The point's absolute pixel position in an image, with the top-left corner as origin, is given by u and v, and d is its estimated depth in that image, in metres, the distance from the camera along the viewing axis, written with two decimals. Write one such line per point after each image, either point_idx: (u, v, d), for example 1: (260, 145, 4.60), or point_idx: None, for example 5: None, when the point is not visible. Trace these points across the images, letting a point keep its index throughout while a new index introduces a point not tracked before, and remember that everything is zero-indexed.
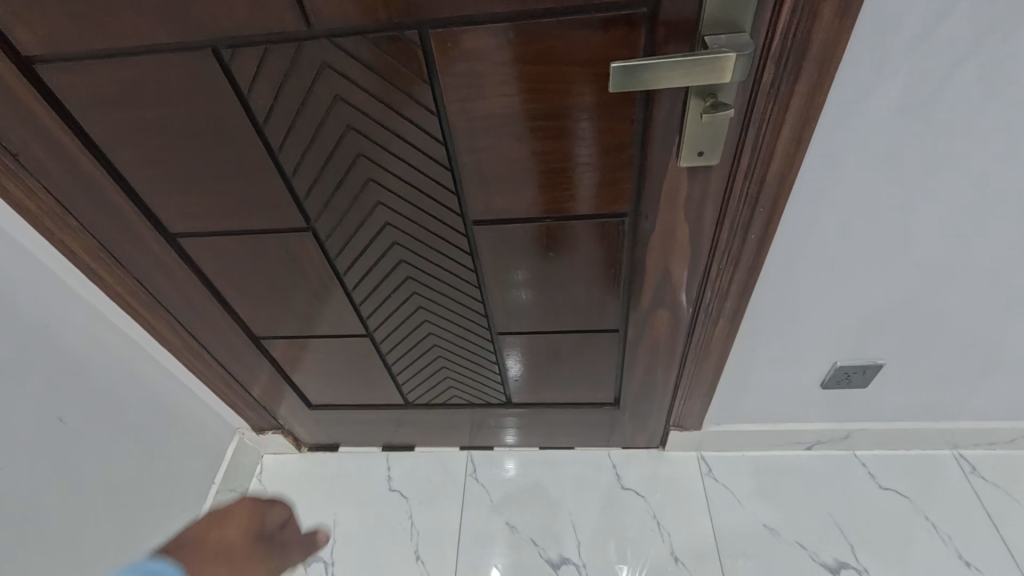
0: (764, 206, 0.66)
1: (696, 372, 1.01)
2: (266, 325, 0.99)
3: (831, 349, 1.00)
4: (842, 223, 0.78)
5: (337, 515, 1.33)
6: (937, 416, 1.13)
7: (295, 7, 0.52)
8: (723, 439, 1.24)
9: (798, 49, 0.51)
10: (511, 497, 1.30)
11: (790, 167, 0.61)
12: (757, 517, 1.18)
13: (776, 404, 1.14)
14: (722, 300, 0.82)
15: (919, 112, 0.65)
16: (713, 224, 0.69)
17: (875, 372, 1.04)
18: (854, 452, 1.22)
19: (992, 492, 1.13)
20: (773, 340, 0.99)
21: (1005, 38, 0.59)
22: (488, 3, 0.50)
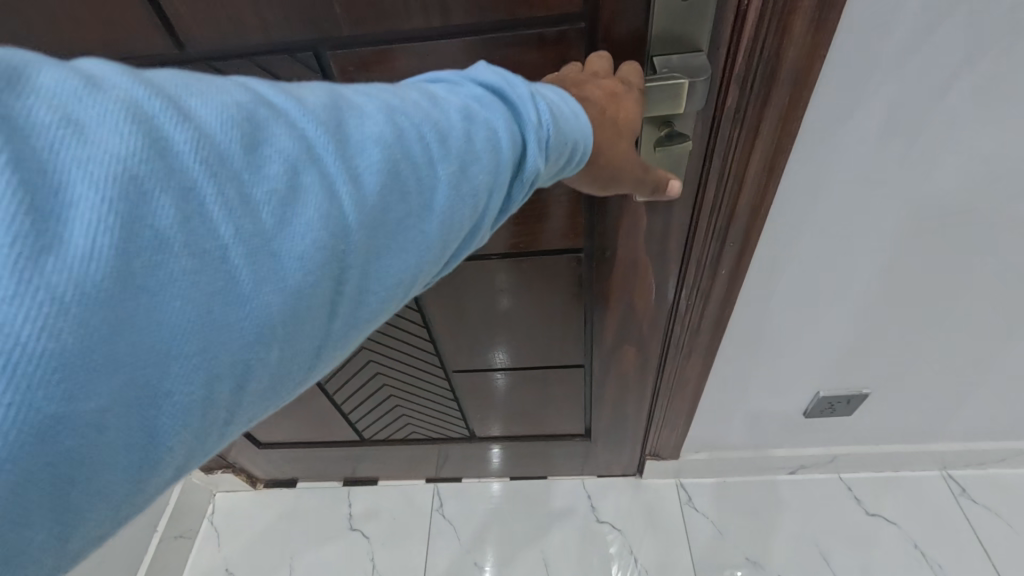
0: (734, 240, 0.58)
1: (671, 404, 0.94)
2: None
3: (813, 374, 0.94)
4: (821, 248, 0.71)
5: (294, 559, 1.23)
6: (925, 438, 1.08)
7: (158, 24, 0.43)
8: (703, 465, 1.17)
9: (766, 70, 0.43)
10: (481, 534, 1.21)
11: (761, 198, 0.54)
12: (739, 548, 1.12)
13: (757, 430, 1.08)
14: (693, 334, 0.75)
15: (906, 133, 0.58)
16: (679, 259, 0.62)
17: (859, 403, 0.99)
18: (839, 475, 1.17)
19: (982, 515, 1.08)
20: (750, 367, 0.93)
21: (1009, 50, 0.51)
22: (392, 20, 0.41)
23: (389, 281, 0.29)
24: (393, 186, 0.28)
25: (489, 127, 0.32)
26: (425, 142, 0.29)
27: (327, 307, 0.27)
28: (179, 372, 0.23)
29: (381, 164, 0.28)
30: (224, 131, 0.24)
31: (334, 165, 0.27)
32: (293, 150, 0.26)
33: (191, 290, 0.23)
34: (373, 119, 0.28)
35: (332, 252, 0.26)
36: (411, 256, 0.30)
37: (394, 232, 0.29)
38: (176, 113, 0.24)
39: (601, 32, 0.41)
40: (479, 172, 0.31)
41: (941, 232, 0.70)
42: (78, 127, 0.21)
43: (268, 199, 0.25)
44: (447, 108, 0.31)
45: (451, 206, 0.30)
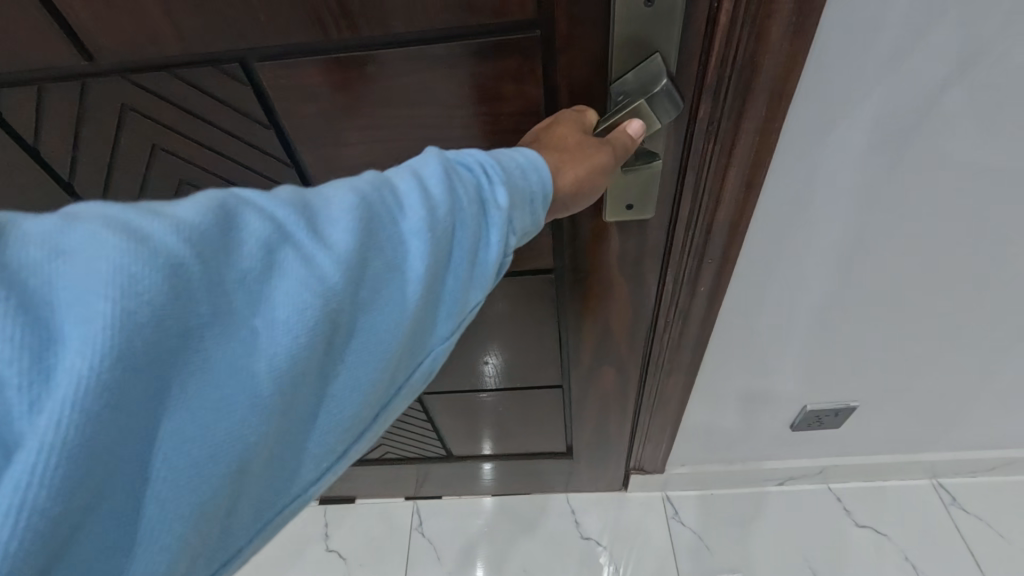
0: (713, 257, 0.55)
1: (653, 420, 0.91)
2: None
3: (799, 387, 0.91)
4: (805, 260, 0.68)
5: None
6: (914, 448, 1.06)
7: (66, 37, 0.39)
8: (690, 478, 1.14)
9: (740, 82, 0.39)
10: (463, 554, 1.17)
11: (741, 214, 0.50)
12: (726, 562, 1.09)
13: (744, 442, 1.05)
14: (675, 352, 0.71)
15: (892, 142, 0.55)
16: (655, 278, 0.58)
17: (847, 415, 0.97)
18: (828, 485, 1.14)
19: (973, 525, 1.07)
20: (735, 380, 0.90)
21: (1008, 52, 0.47)
22: (325, 27, 0.37)
23: (382, 347, 0.29)
24: (368, 251, 0.28)
25: (452, 176, 0.32)
26: (388, 202, 0.30)
27: (319, 372, 0.27)
28: (175, 467, 0.24)
29: (352, 226, 0.28)
30: (202, 225, 0.25)
31: (307, 236, 0.27)
32: (267, 235, 0.26)
33: (184, 378, 0.24)
34: (339, 198, 0.29)
35: (318, 323, 0.26)
36: (402, 308, 0.29)
37: (377, 289, 0.29)
38: (151, 213, 0.24)
39: (560, 41, 0.37)
40: (453, 220, 0.30)
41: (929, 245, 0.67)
42: (58, 249, 0.22)
43: (247, 278, 0.25)
44: (413, 171, 0.32)
45: (432, 256, 0.29)
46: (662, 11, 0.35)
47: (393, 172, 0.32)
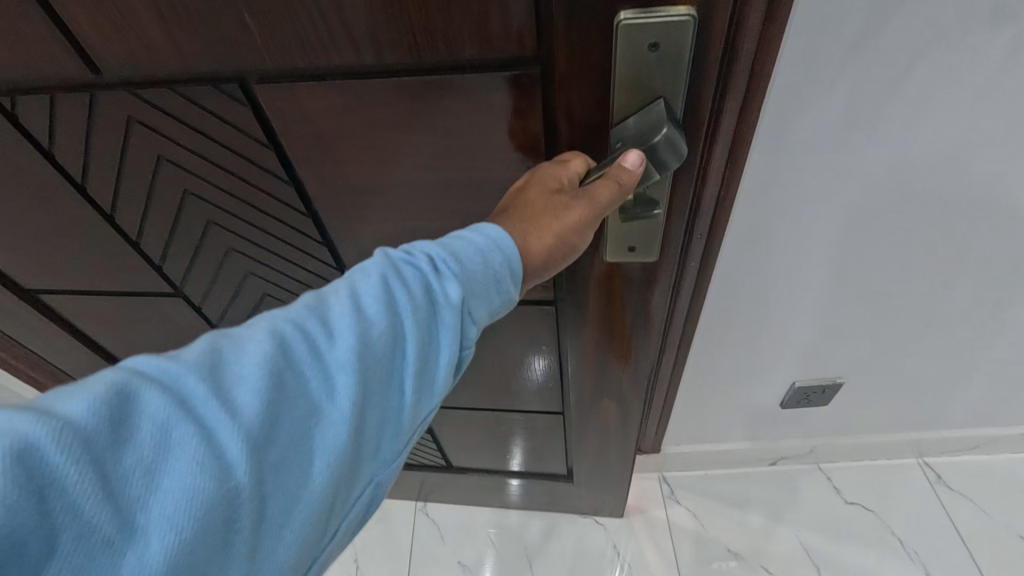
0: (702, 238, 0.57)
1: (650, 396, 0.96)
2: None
3: (790, 371, 0.94)
4: (790, 245, 0.70)
5: None
6: (900, 428, 1.09)
7: (69, 53, 0.39)
8: (686, 458, 1.18)
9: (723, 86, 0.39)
10: (465, 534, 1.21)
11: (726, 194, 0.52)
12: (720, 541, 1.13)
13: (735, 424, 1.08)
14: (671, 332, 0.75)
15: (869, 127, 0.55)
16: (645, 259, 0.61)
17: (833, 392, 0.99)
18: (819, 465, 1.18)
19: (957, 501, 1.11)
20: (725, 364, 0.92)
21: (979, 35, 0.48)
22: (322, 54, 0.36)
23: (303, 497, 0.29)
24: (281, 403, 0.29)
25: (382, 296, 0.33)
26: (309, 340, 0.31)
27: (234, 540, 0.27)
28: None
29: (266, 380, 0.29)
30: (93, 419, 0.25)
31: (213, 403, 0.27)
32: (167, 412, 0.26)
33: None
34: (255, 345, 0.30)
35: (222, 501, 0.26)
36: (320, 453, 0.30)
37: (294, 440, 0.29)
38: (40, 414, 0.24)
39: (560, 81, 0.37)
40: (380, 348, 0.32)
41: (913, 229, 0.69)
42: None
43: (145, 463, 0.26)
44: (343, 293, 0.33)
45: (357, 390, 0.31)
46: (668, 57, 0.35)
47: (322, 298, 0.33)
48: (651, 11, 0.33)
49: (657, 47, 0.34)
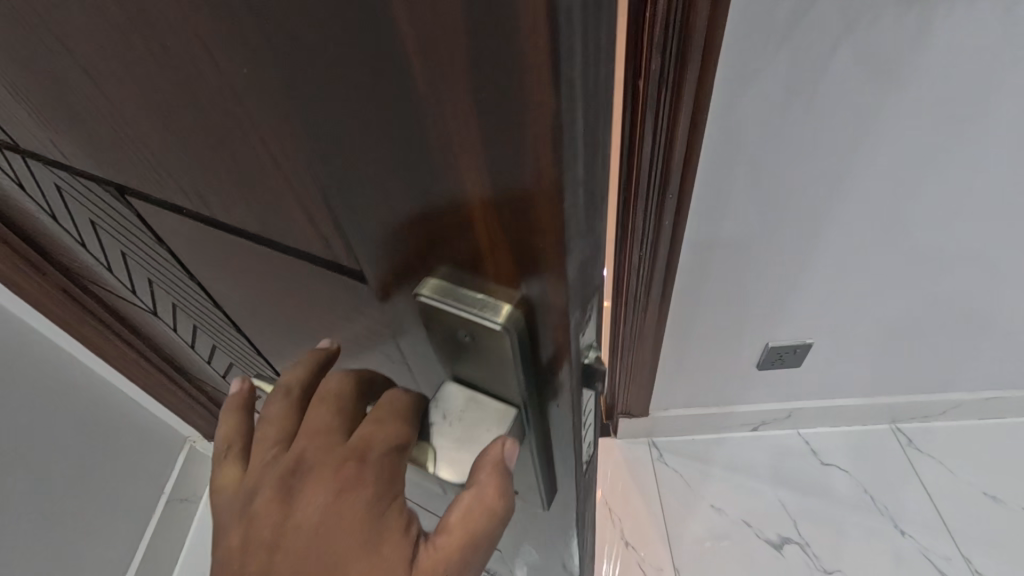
0: (672, 191, 0.77)
1: (634, 353, 1.07)
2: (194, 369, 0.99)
3: (759, 330, 1.06)
4: (754, 208, 0.83)
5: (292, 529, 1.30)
6: (871, 393, 1.21)
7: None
8: (672, 425, 1.28)
9: (675, 82, 0.63)
10: None
11: (689, 152, 0.72)
12: (704, 499, 1.21)
13: (717, 385, 1.19)
14: (646, 278, 0.91)
15: (804, 99, 0.69)
16: (627, 208, 0.81)
17: (805, 351, 1.10)
18: (798, 431, 1.28)
19: (925, 461, 1.22)
20: (696, 322, 1.04)
21: (875, 21, 0.62)
22: (174, 194, 0.29)
23: None
24: None
25: None
26: None
27: None
28: None
29: None
30: None
31: None
32: None
33: None
34: None
35: None
36: None
37: None
38: None
39: (377, 314, 0.27)
40: None
41: (858, 192, 0.81)
42: None
43: None
44: None
45: None
46: (483, 352, 0.23)
47: None
48: (459, 288, 0.22)
49: (469, 337, 0.23)
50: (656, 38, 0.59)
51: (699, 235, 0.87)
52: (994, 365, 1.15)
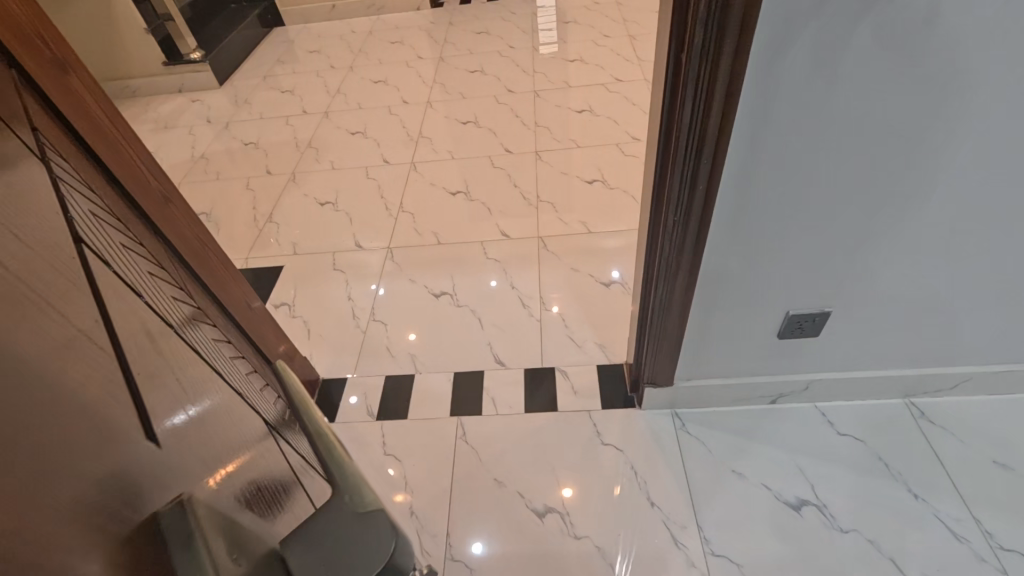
0: (707, 157, 0.85)
1: (663, 320, 1.17)
2: (239, 371, 0.93)
3: (779, 302, 1.14)
4: (774, 186, 0.92)
5: None
6: (885, 367, 1.30)
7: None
8: (694, 396, 1.38)
9: (714, 56, 0.73)
10: (497, 457, 1.43)
11: (723, 123, 0.81)
12: (725, 463, 1.32)
13: (739, 356, 1.28)
14: (678, 243, 1.01)
15: (814, 87, 0.78)
16: (667, 164, 0.90)
17: (823, 322, 1.18)
18: (814, 404, 1.38)
19: (937, 432, 1.30)
20: (719, 297, 1.13)
21: (873, 16, 0.72)
22: None
23: None
24: None
25: None
26: None
27: None
28: None
29: None
30: None
31: None
32: None
33: None
34: None
35: None
36: None
37: None
38: None
39: None
40: None
41: (867, 169, 0.90)
42: None
43: None
44: None
45: None
46: None
47: None
48: None
49: None
50: (699, 17, 0.70)
51: (725, 211, 0.96)
52: (1004, 338, 1.21)
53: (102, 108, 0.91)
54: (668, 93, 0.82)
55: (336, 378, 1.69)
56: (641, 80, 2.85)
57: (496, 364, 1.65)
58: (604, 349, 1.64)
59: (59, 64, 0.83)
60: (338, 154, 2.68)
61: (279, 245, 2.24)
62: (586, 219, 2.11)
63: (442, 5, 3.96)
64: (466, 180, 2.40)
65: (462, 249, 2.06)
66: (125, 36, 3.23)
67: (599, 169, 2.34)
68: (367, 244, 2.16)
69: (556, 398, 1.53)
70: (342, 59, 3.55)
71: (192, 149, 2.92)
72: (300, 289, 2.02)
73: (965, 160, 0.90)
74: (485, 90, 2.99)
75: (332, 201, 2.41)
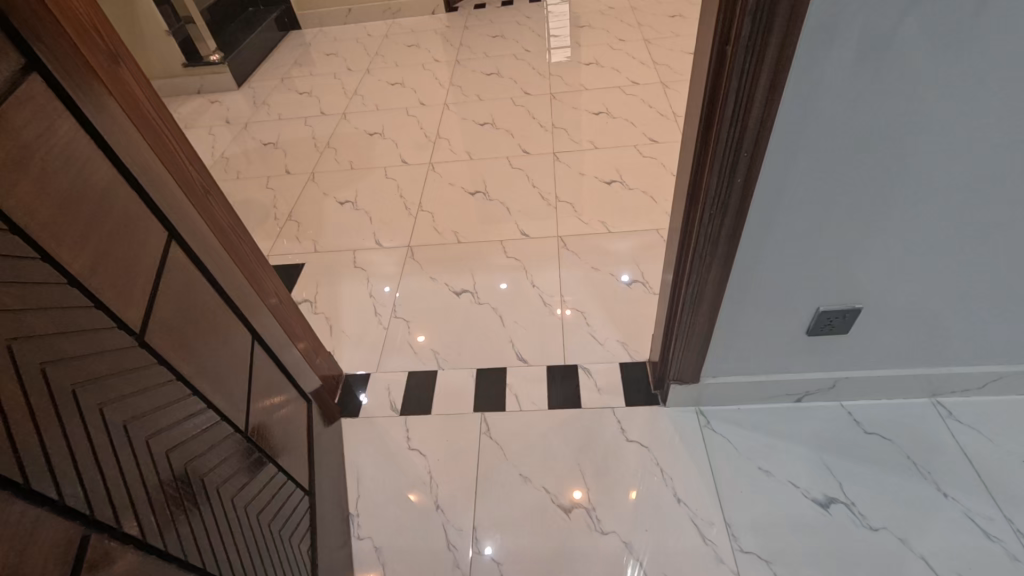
0: (747, 149, 0.86)
1: (693, 314, 1.18)
2: (203, 404, 0.90)
3: (810, 299, 1.15)
4: (811, 181, 0.92)
5: (361, 492, 1.42)
6: (912, 366, 1.30)
7: None
8: (719, 392, 1.39)
9: (761, 47, 0.74)
10: (521, 452, 1.43)
11: (765, 115, 0.81)
12: (750, 461, 1.32)
13: (765, 353, 1.28)
14: (713, 237, 1.01)
15: (859, 82, 0.79)
16: (706, 156, 0.91)
17: (854, 319, 1.18)
18: (840, 403, 1.38)
19: (966, 432, 1.29)
20: (748, 293, 1.14)
21: (918, 13, 0.72)
22: None
23: None
24: None
25: None
26: None
27: None
28: None
29: None
30: None
31: None
32: None
33: None
34: None
35: None
36: None
37: None
38: None
39: None
40: None
41: (906, 164, 0.90)
42: None
43: None
44: None
45: None
46: None
47: None
48: None
49: None
50: (747, 9, 0.71)
51: (761, 207, 0.96)
52: None
53: (147, 98, 0.91)
54: (711, 84, 0.83)
55: (358, 374, 1.70)
56: (658, 83, 2.86)
57: (517, 361, 1.65)
58: (627, 347, 1.64)
59: (109, 53, 0.83)
60: (356, 154, 2.71)
61: (299, 242, 2.26)
62: (605, 219, 2.13)
63: (457, 9, 4.00)
64: (484, 180, 2.41)
65: (481, 248, 2.08)
66: (147, 38, 3.28)
67: (618, 170, 2.35)
68: (387, 243, 2.18)
69: (579, 396, 1.53)
70: (359, 61, 3.58)
71: (212, 149, 2.95)
72: (322, 285, 2.04)
73: (1007, 156, 0.89)
74: (502, 92, 3.01)
75: (351, 200, 2.44)
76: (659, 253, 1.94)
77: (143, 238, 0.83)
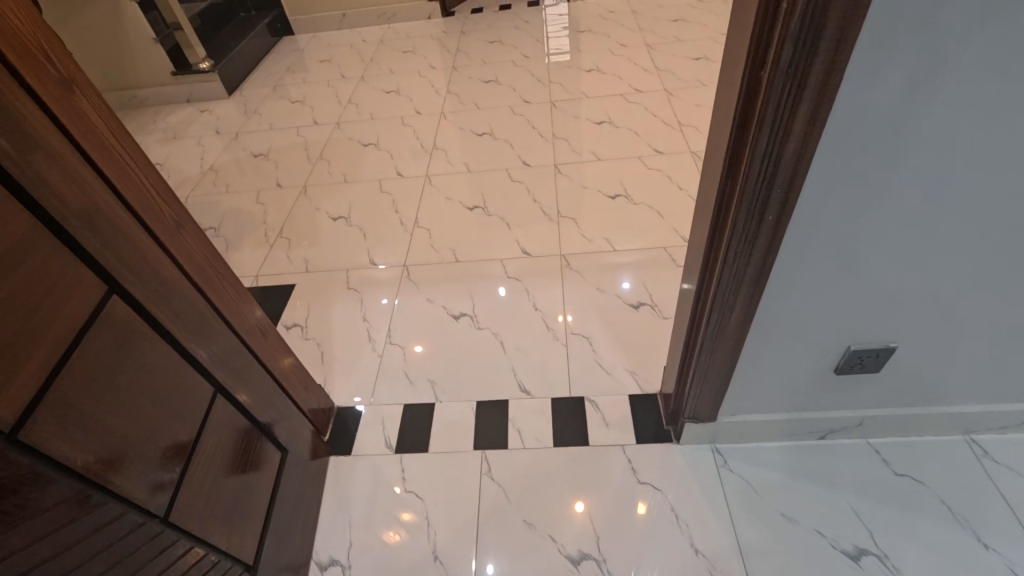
0: (781, 185, 0.77)
1: (712, 353, 1.08)
2: (121, 509, 0.76)
3: (840, 338, 1.05)
4: (848, 217, 0.83)
5: (353, 541, 1.31)
6: (946, 404, 1.21)
7: None
8: (737, 430, 1.29)
9: (802, 74, 0.65)
10: (524, 495, 1.34)
11: (804, 148, 0.72)
12: (773, 506, 1.22)
13: (788, 392, 1.19)
14: (739, 275, 0.92)
15: (906, 112, 0.69)
16: (734, 190, 0.82)
17: (887, 357, 1.09)
18: (867, 440, 1.29)
19: (1005, 473, 1.20)
20: (772, 332, 1.04)
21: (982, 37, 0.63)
22: None
23: None
24: None
25: None
26: None
27: None
28: None
29: None
30: None
31: None
32: None
33: None
34: None
35: None
36: None
37: None
38: None
39: None
40: None
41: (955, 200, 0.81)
42: None
43: None
44: None
45: None
46: None
47: None
48: None
49: None
50: (789, 30, 0.61)
51: (791, 244, 0.87)
52: None
53: (109, 127, 0.81)
54: (741, 113, 0.74)
55: (350, 407, 1.60)
56: (662, 90, 2.77)
57: (520, 392, 1.56)
58: (636, 376, 1.55)
59: (62, 80, 0.74)
60: (350, 166, 2.61)
61: (291, 261, 2.16)
62: (609, 236, 2.03)
63: (453, 14, 3.90)
64: (484, 194, 2.32)
65: (481, 267, 1.98)
66: (134, 45, 3.18)
67: (622, 183, 2.25)
68: (381, 261, 2.08)
69: (587, 432, 1.43)
70: (354, 68, 3.48)
71: (201, 160, 2.85)
72: (313, 308, 1.94)
73: None
74: (500, 100, 2.91)
75: (344, 215, 2.34)
76: (668, 272, 1.85)
77: (41, 305, 0.68)
